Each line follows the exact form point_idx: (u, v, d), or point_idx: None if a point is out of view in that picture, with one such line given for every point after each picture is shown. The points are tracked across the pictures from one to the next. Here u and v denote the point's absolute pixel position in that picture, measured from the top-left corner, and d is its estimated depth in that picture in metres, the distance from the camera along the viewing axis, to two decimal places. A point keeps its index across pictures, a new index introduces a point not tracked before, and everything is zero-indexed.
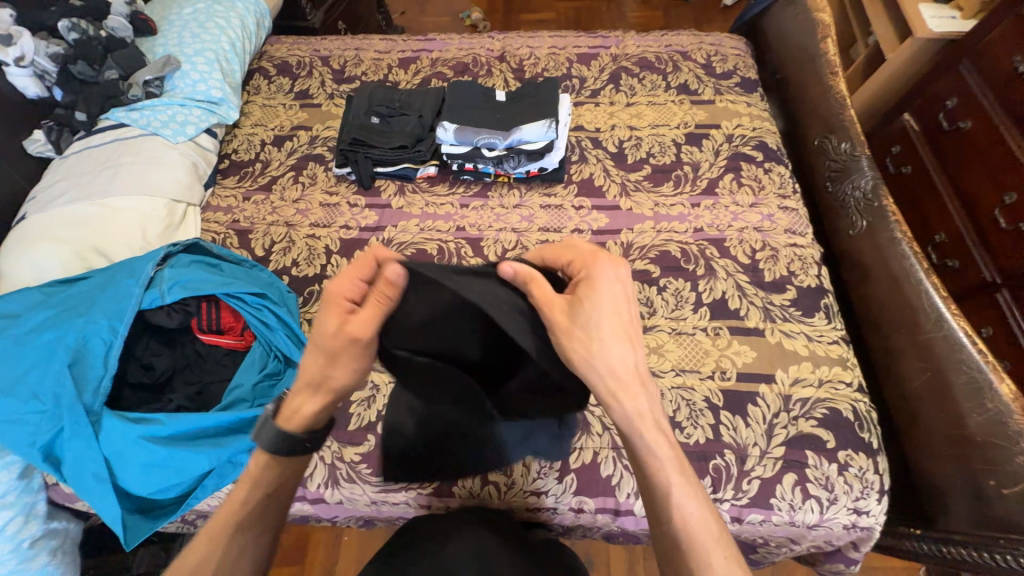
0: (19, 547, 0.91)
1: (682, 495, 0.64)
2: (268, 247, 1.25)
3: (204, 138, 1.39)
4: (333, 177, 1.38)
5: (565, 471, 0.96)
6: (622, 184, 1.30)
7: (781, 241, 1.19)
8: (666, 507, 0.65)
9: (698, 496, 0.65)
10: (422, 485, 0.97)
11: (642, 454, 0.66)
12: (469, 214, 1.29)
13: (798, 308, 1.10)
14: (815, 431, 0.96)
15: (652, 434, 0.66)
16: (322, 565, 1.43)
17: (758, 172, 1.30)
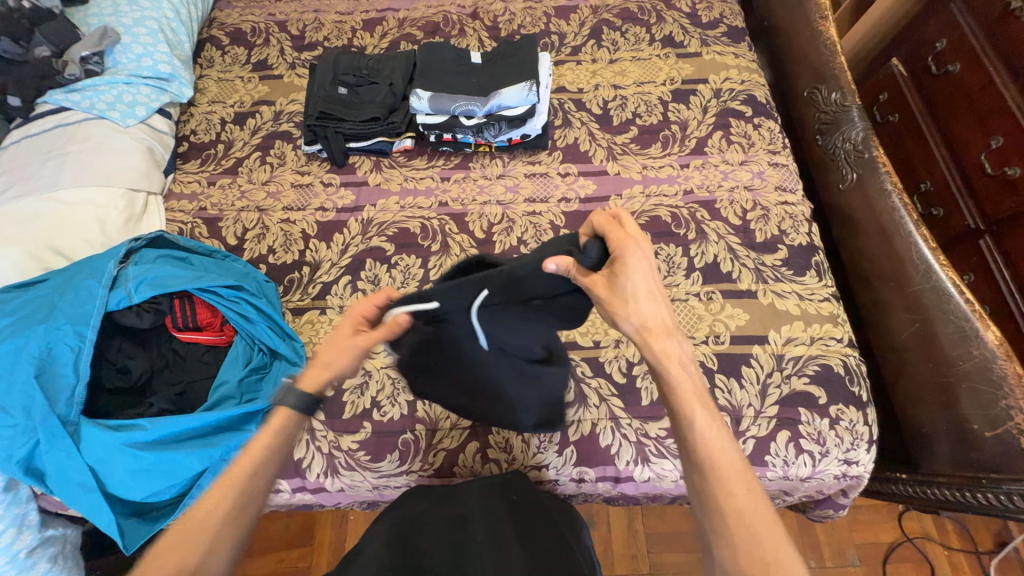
0: (16, 558, 0.90)
1: (750, 498, 0.61)
2: (241, 235, 1.18)
3: (157, 119, 1.27)
4: (303, 156, 1.29)
5: (564, 443, 0.97)
6: (609, 148, 1.25)
7: (772, 199, 1.17)
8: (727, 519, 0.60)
9: (758, 489, 0.62)
10: (423, 467, 0.97)
11: (693, 440, 0.65)
12: (451, 188, 1.23)
13: (790, 267, 1.09)
14: (807, 388, 0.97)
15: (704, 413, 0.66)
16: (331, 543, 1.46)
17: (748, 128, 1.26)
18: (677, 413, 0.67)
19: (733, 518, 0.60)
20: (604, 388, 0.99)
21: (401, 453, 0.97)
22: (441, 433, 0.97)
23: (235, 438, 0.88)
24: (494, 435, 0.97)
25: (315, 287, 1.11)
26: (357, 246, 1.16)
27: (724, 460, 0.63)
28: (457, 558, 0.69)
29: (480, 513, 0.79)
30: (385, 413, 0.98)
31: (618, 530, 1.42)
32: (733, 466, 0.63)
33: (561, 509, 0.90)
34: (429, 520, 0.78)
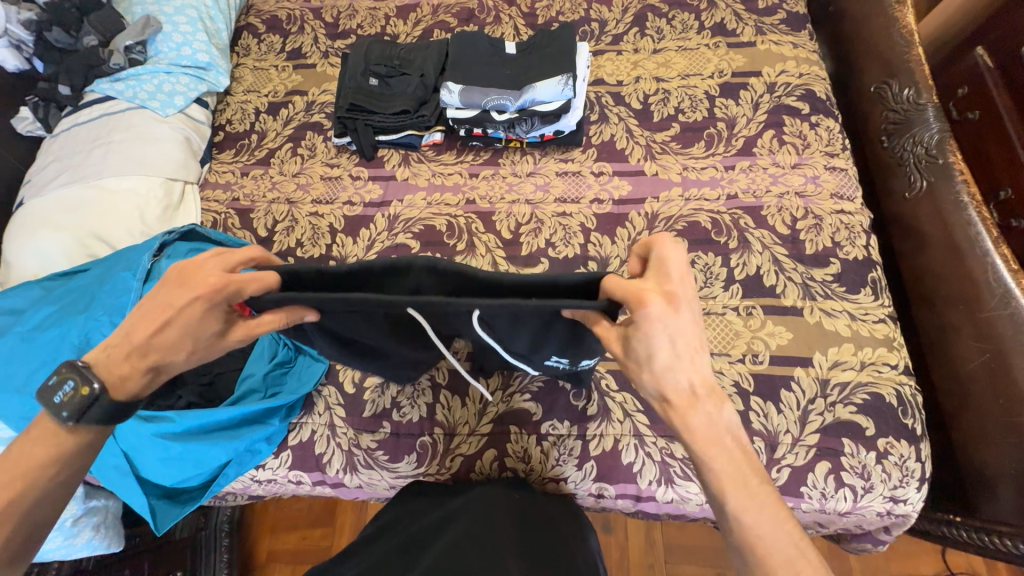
0: (63, 526, 0.97)
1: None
2: (271, 227, 1.20)
3: (195, 109, 1.29)
4: (333, 148, 1.28)
5: (584, 458, 0.93)
6: (647, 146, 1.18)
7: (826, 207, 1.07)
8: None
9: None
10: (439, 471, 0.96)
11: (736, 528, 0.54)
12: (479, 185, 1.19)
13: (842, 283, 1.00)
14: (853, 418, 0.90)
15: (739, 495, 0.55)
16: (352, 526, 1.50)
17: (804, 127, 1.15)
18: (716, 491, 0.56)
19: None
20: (629, 403, 0.95)
21: (418, 455, 0.96)
22: (459, 438, 0.96)
23: (259, 433, 0.92)
24: (513, 444, 0.95)
25: None
26: (383, 243, 1.15)
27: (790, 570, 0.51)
28: (446, 552, 0.69)
29: (473, 506, 0.80)
30: (404, 414, 0.98)
31: (635, 537, 1.39)
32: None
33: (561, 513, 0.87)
34: (423, 519, 0.80)
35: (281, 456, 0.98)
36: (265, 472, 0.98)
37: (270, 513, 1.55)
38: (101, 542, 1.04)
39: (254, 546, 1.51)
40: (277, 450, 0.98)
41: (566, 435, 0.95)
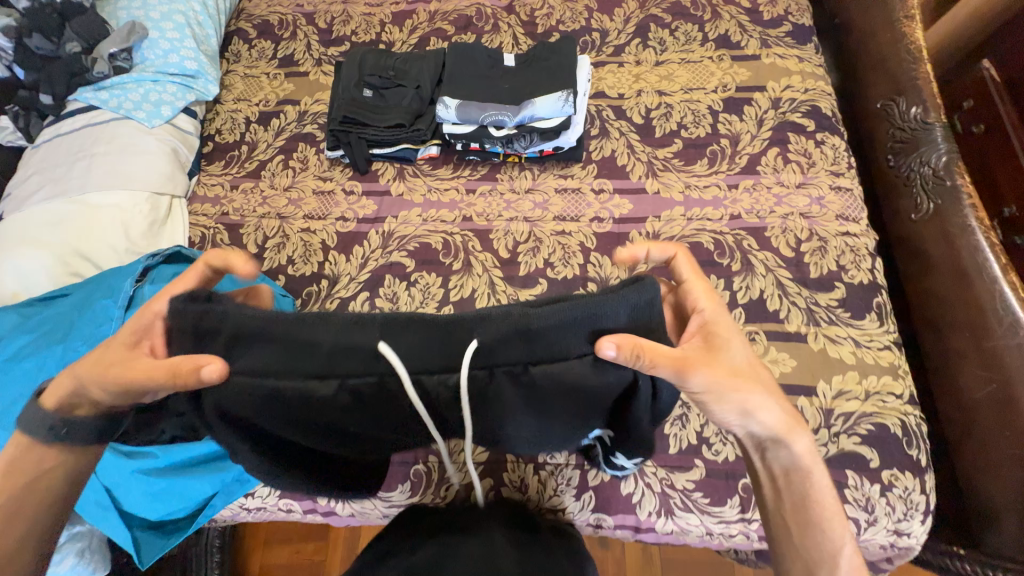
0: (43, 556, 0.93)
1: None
2: (261, 244, 1.16)
3: (183, 119, 1.25)
4: (326, 160, 1.25)
5: (582, 488, 0.91)
6: (649, 163, 1.15)
7: (831, 229, 1.04)
8: None
9: None
10: (433, 500, 0.93)
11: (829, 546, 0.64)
12: (476, 202, 1.16)
13: (846, 309, 0.98)
14: (857, 449, 0.88)
15: (837, 527, 0.65)
16: (345, 542, 1.48)
17: (808, 145, 1.13)
18: (809, 517, 0.66)
19: None
20: None
21: (412, 484, 0.94)
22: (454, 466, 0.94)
23: (243, 463, 0.87)
24: (509, 473, 0.93)
25: (333, 302, 1.09)
26: (377, 261, 1.12)
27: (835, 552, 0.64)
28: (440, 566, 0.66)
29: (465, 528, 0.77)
30: None
31: (633, 554, 1.37)
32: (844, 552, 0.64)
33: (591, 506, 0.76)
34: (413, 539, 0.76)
35: (271, 483, 0.95)
36: (254, 500, 0.96)
37: (262, 527, 1.52)
38: (85, 568, 1.00)
39: (245, 562, 1.48)
40: (267, 477, 0.95)
41: (563, 464, 0.92)
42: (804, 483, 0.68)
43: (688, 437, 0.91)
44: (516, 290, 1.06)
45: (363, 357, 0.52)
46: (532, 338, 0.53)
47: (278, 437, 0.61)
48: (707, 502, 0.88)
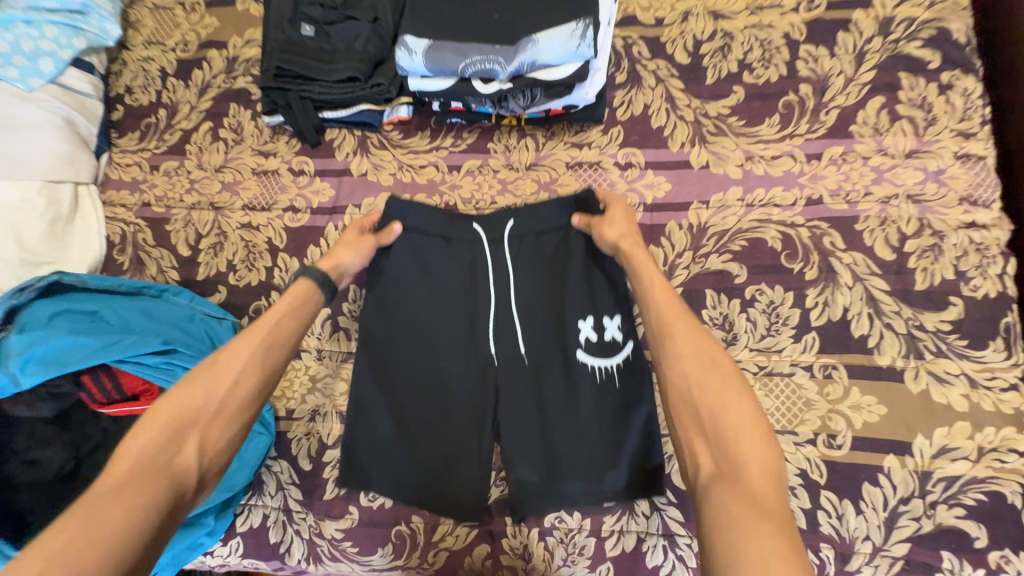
0: None
1: (714, 376, 0.54)
2: (193, 244, 0.92)
3: (73, 75, 0.95)
4: (266, 127, 0.95)
5: (598, 558, 0.74)
6: (696, 124, 0.84)
7: (951, 219, 0.75)
8: (681, 383, 0.55)
9: (727, 370, 0.55)
10: (421, 566, 0.78)
11: (656, 324, 0.61)
12: (462, 183, 0.88)
13: (963, 335, 0.72)
14: (959, 524, 0.67)
15: (665, 298, 0.62)
16: None
17: (928, 91, 0.79)
18: (647, 301, 0.63)
19: (680, 389, 0.55)
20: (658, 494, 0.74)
21: (395, 547, 0.78)
22: (444, 529, 0.78)
23: (188, 538, 0.74)
24: (510, 538, 0.76)
25: None
26: None
27: (680, 345, 0.57)
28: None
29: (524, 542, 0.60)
30: (374, 498, 0.79)
31: None
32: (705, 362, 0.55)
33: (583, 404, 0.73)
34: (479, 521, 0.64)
35: (231, 543, 0.81)
36: (214, 559, 0.82)
37: None
38: None
39: None
40: (225, 537, 0.81)
41: (576, 529, 0.75)
42: (642, 271, 0.66)
43: None
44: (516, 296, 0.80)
45: (456, 235, 0.79)
46: (541, 215, 0.78)
47: (375, 340, 0.78)
48: None
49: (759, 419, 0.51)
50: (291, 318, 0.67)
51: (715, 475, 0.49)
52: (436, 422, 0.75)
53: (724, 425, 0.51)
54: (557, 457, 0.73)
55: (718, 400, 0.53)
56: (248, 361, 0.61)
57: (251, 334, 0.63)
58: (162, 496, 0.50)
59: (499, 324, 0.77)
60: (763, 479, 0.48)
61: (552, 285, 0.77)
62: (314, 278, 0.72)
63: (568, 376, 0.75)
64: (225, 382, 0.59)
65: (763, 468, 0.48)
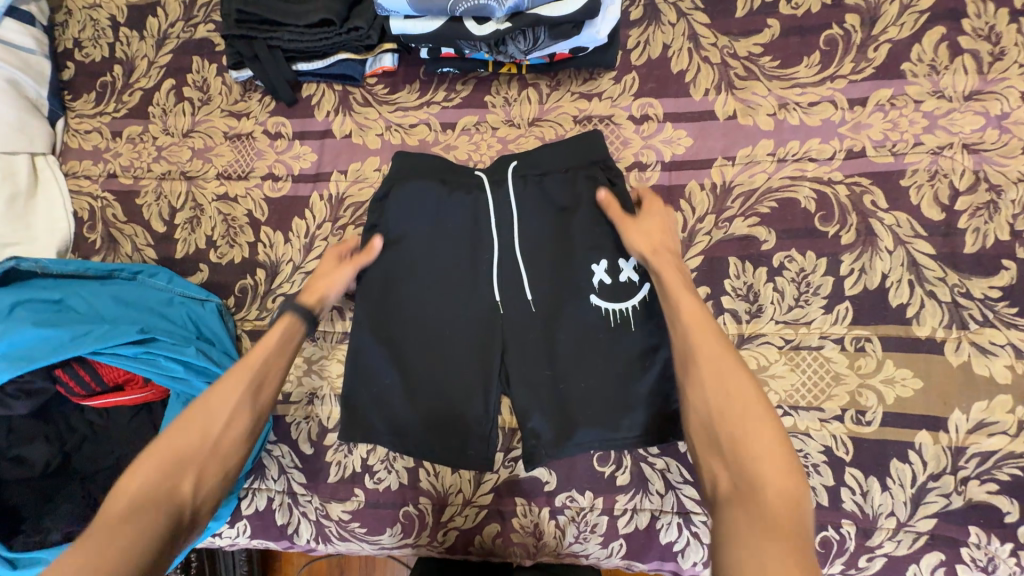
0: None
1: (736, 393, 0.51)
2: (168, 219, 0.84)
3: (8, 27, 0.82)
4: (235, 84, 0.85)
5: (611, 536, 0.73)
6: (723, 66, 0.73)
7: (1012, 171, 0.66)
8: (704, 398, 0.53)
9: (751, 389, 0.52)
10: (430, 544, 0.77)
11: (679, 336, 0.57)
12: (457, 143, 0.79)
13: (1014, 302, 0.65)
14: (991, 499, 0.64)
15: (691, 307, 0.58)
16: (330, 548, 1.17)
17: (998, 17, 0.68)
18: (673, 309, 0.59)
19: (700, 405, 0.53)
20: (673, 472, 0.72)
21: (403, 527, 0.77)
22: (452, 509, 0.76)
23: None
24: (520, 517, 0.74)
25: (275, 301, 0.81)
26: (325, 241, 0.80)
27: (704, 360, 0.54)
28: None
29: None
30: (379, 480, 0.77)
31: None
32: (733, 390, 0.52)
33: (593, 345, 0.71)
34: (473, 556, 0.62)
35: (239, 525, 0.80)
36: (224, 539, 0.81)
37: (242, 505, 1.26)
38: None
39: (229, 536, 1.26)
40: (232, 519, 0.80)
41: (587, 508, 0.73)
42: (669, 278, 0.62)
43: None
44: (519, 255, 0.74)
45: (458, 179, 0.75)
46: (546, 155, 0.74)
47: (378, 290, 0.76)
48: None
49: (783, 443, 0.49)
50: (281, 354, 0.65)
51: (732, 492, 0.48)
52: (441, 369, 0.74)
53: (745, 445, 0.49)
54: (564, 399, 0.72)
55: (741, 425, 0.50)
56: (234, 404, 0.58)
57: (242, 373, 0.61)
58: (155, 534, 0.48)
59: (504, 267, 0.74)
60: (782, 502, 0.45)
61: (559, 227, 0.73)
62: (299, 310, 0.69)
63: (577, 318, 0.72)
64: (217, 421, 0.57)
65: (783, 488, 0.46)
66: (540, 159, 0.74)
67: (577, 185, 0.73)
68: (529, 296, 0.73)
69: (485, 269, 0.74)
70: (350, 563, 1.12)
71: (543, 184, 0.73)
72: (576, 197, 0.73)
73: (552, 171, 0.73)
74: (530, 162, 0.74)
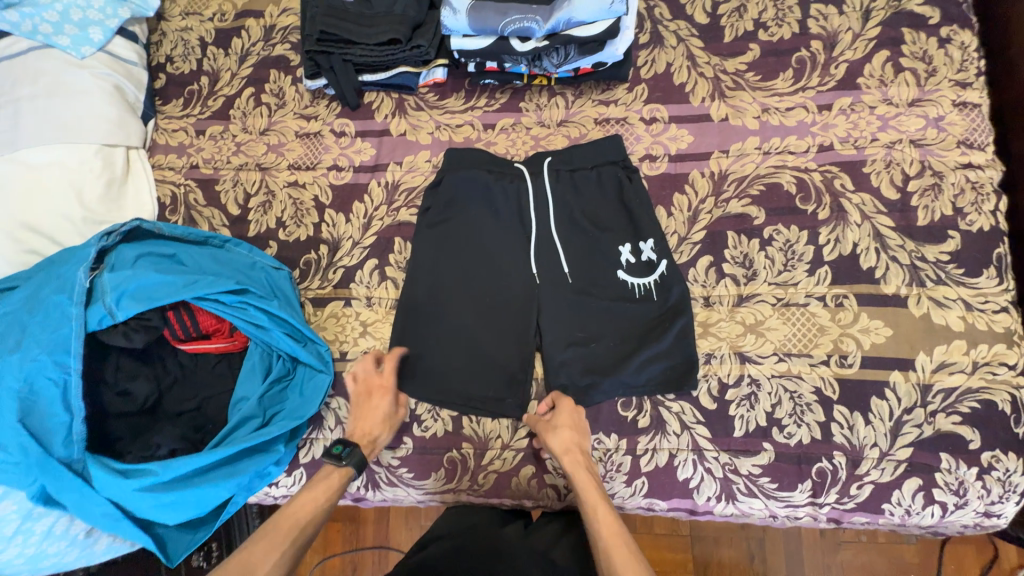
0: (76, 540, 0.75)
1: None
2: (243, 203, 0.97)
3: (120, 44, 0.99)
4: (306, 92, 1.01)
5: (634, 474, 0.81)
6: (716, 79, 0.90)
7: (949, 161, 0.83)
8: None
9: None
10: (470, 488, 0.85)
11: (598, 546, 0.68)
12: (497, 139, 0.94)
13: (959, 264, 0.80)
14: (956, 429, 0.76)
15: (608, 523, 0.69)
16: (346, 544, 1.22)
17: (929, 44, 0.86)
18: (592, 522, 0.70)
19: None
20: (688, 414, 0.81)
21: (447, 471, 0.85)
22: (492, 453, 0.85)
23: (260, 465, 0.76)
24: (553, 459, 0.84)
25: (336, 273, 0.92)
26: (382, 221, 0.93)
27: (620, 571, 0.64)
28: None
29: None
30: (426, 428, 0.86)
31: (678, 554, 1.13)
32: None
33: (616, 312, 0.84)
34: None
35: (296, 473, 0.84)
36: (280, 489, 0.84)
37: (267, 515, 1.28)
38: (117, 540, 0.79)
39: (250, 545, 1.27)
40: (290, 467, 0.83)
41: (613, 449, 0.82)
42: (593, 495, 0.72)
43: (756, 419, 0.80)
44: (555, 233, 0.87)
45: (503, 170, 0.90)
46: (578, 153, 0.89)
47: (430, 264, 0.89)
48: (774, 487, 0.78)
49: None
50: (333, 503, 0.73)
51: None
52: (483, 331, 0.86)
53: None
54: (595, 357, 0.83)
55: None
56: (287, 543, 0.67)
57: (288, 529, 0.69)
58: None
59: (541, 245, 0.87)
60: None
61: (586, 211, 0.87)
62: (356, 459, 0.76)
63: (607, 289, 0.85)
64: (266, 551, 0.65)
65: None
66: (569, 158, 0.89)
67: (601, 175, 0.88)
68: (565, 270, 0.86)
69: (527, 247, 0.87)
70: (363, 562, 1.21)
71: (573, 176, 0.88)
72: (602, 186, 0.88)
73: (582, 165, 0.88)
74: (565, 159, 0.89)
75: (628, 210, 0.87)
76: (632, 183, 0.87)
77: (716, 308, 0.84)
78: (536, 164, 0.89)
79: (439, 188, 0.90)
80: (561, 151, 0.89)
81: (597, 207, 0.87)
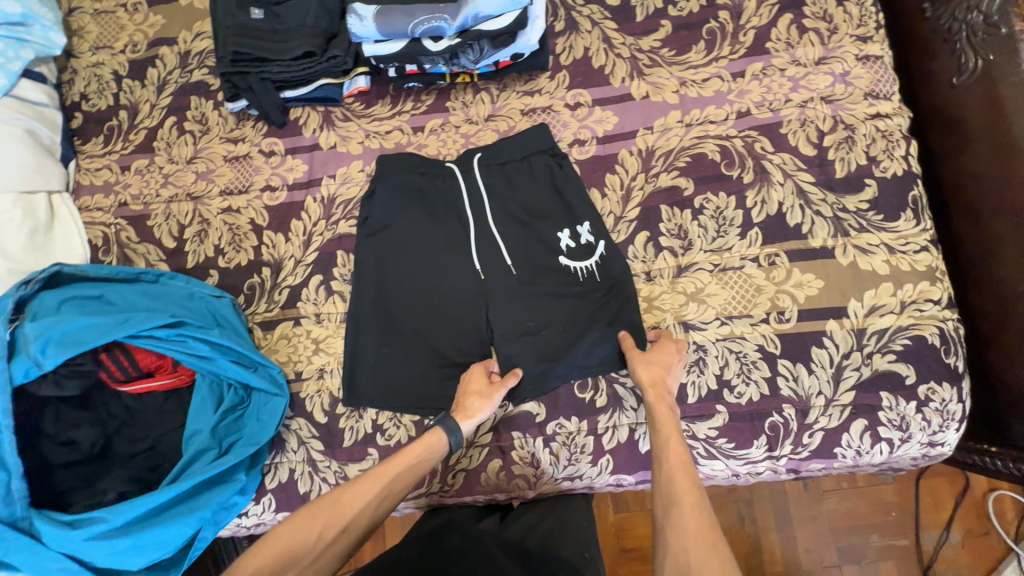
0: None
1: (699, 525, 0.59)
2: (178, 235, 0.95)
3: (25, 87, 0.95)
4: (230, 115, 0.99)
5: (598, 453, 0.83)
6: (633, 59, 0.92)
7: (858, 113, 0.86)
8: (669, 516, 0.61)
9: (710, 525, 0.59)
10: (442, 489, 0.86)
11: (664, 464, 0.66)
12: (428, 141, 0.94)
13: (878, 211, 0.83)
14: (892, 367, 0.79)
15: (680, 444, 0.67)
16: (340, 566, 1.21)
17: (828, 3, 0.90)
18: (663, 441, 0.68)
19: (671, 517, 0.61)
20: None
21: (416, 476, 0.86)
22: (458, 453, 0.85)
23: (220, 496, 0.75)
24: (518, 449, 0.84)
25: (281, 293, 0.91)
26: (322, 236, 0.93)
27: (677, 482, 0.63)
28: None
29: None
30: (389, 437, 0.83)
31: None
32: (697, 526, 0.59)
33: (561, 297, 0.85)
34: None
35: (264, 500, 0.82)
36: (250, 518, 0.83)
37: None
38: None
39: None
40: (257, 495, 0.82)
41: (575, 432, 0.84)
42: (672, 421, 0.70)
43: (707, 383, 0.82)
44: (493, 227, 0.87)
45: (435, 170, 0.90)
46: (506, 146, 0.89)
47: (376, 272, 0.88)
48: (732, 446, 0.81)
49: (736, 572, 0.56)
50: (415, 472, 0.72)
51: None
52: (434, 332, 0.86)
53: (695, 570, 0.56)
54: (546, 344, 0.84)
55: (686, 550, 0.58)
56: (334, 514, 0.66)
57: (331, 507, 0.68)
58: None
59: (481, 240, 0.88)
60: None
61: (522, 201, 0.88)
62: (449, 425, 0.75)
63: (551, 276, 0.86)
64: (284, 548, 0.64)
65: None
66: (499, 151, 0.89)
67: (530, 165, 0.89)
68: (508, 263, 0.86)
69: (468, 244, 0.88)
70: None
71: (504, 169, 0.89)
72: (533, 175, 0.89)
73: (512, 157, 0.89)
74: (496, 153, 0.90)
75: (561, 196, 0.88)
76: (562, 169, 0.88)
77: (658, 281, 0.86)
78: (467, 161, 0.90)
79: (374, 196, 0.90)
80: (491, 146, 0.90)
81: (531, 196, 0.88)
